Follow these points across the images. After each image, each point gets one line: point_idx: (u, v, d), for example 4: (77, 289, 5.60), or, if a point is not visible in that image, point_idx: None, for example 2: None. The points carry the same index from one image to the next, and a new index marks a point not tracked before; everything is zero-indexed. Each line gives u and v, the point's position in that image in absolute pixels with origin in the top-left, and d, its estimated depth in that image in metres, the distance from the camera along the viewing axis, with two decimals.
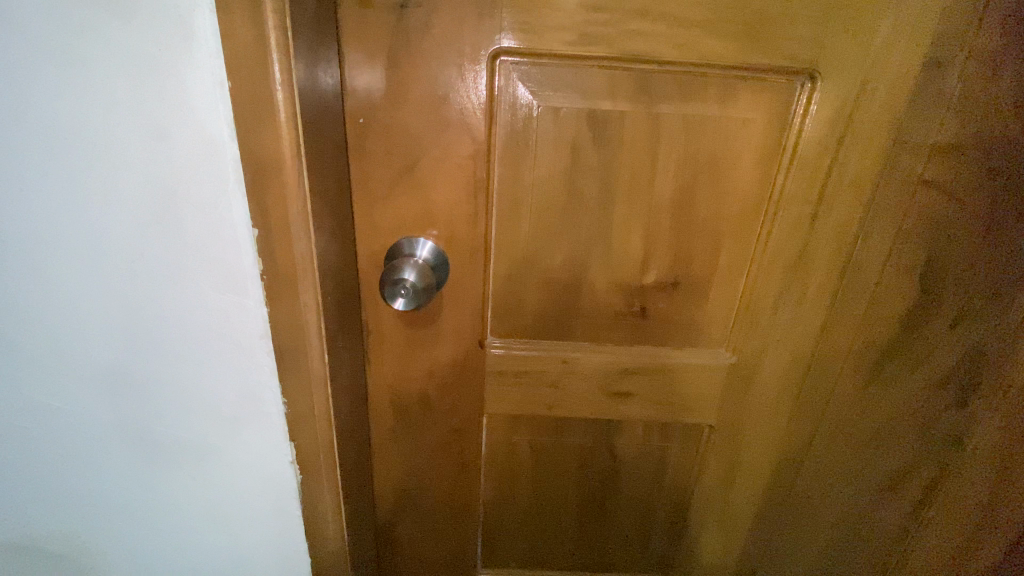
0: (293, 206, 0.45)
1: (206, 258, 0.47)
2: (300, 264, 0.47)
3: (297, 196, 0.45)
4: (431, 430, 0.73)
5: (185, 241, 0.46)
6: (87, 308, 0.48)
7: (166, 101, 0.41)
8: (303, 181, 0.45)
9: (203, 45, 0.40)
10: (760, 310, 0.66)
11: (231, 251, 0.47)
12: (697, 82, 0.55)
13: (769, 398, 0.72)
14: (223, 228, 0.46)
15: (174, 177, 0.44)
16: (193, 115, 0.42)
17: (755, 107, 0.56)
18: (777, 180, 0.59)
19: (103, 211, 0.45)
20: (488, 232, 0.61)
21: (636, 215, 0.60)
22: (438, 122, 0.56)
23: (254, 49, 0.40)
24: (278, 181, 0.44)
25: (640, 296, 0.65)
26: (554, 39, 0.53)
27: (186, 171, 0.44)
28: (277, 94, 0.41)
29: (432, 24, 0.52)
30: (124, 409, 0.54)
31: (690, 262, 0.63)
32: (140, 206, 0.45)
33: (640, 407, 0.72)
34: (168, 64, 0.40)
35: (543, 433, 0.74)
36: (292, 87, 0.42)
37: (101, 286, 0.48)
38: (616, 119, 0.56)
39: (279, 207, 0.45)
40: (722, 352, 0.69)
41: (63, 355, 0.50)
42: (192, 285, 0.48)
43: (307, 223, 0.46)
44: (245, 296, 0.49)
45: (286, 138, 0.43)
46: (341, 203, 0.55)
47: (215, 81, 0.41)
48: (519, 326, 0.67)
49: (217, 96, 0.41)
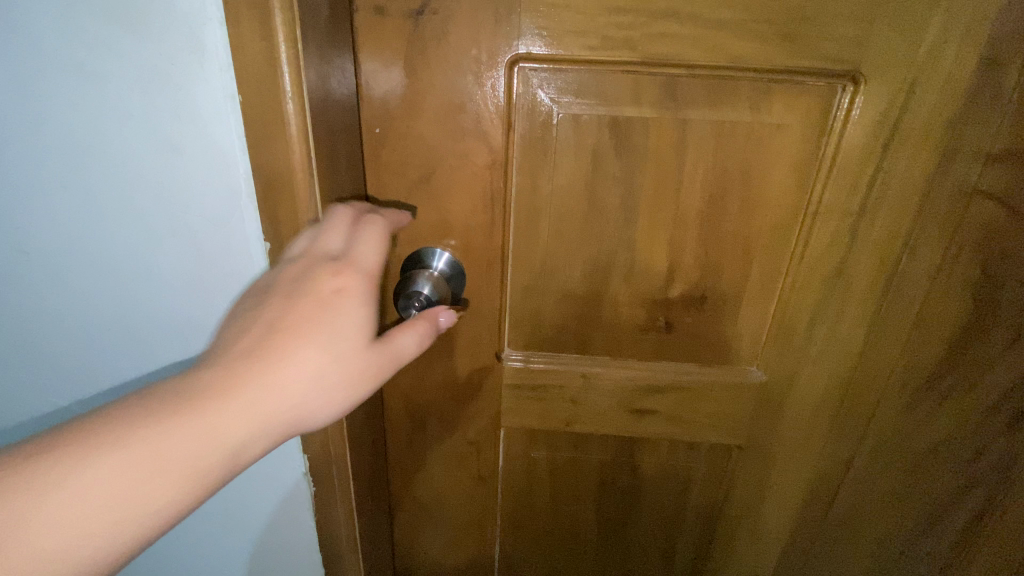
0: (305, 218, 0.44)
1: (219, 270, 0.47)
2: None
3: (308, 207, 0.44)
4: (448, 442, 0.72)
5: (198, 252, 0.46)
6: (104, 320, 0.49)
7: (177, 114, 0.41)
8: (314, 192, 0.44)
9: (214, 58, 0.39)
10: (795, 326, 0.62)
11: (244, 264, 0.46)
12: (728, 86, 0.52)
13: (803, 418, 0.68)
14: (235, 240, 0.45)
15: (187, 191, 0.44)
16: (205, 129, 0.41)
17: (790, 112, 0.52)
18: (815, 189, 0.55)
19: (119, 222, 0.45)
20: (505, 243, 0.59)
21: (662, 225, 0.57)
22: (454, 130, 0.54)
23: (264, 60, 0.39)
24: (290, 195, 0.43)
25: (665, 310, 0.62)
26: (574, 43, 0.50)
27: (200, 183, 0.43)
28: (287, 107, 0.40)
29: (449, 29, 0.50)
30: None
31: (720, 274, 0.60)
32: (154, 218, 0.45)
33: (664, 425, 0.69)
34: (179, 78, 0.40)
35: (563, 449, 0.72)
36: (302, 99, 0.41)
37: (119, 299, 0.48)
38: (640, 125, 0.53)
39: (291, 219, 0.44)
40: (753, 370, 0.65)
41: (86, 362, 0.51)
42: (207, 298, 0.48)
43: None
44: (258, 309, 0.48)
45: (297, 148, 0.42)
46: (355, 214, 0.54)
47: (226, 94, 0.40)
48: (538, 339, 0.65)
49: (229, 109, 0.41)
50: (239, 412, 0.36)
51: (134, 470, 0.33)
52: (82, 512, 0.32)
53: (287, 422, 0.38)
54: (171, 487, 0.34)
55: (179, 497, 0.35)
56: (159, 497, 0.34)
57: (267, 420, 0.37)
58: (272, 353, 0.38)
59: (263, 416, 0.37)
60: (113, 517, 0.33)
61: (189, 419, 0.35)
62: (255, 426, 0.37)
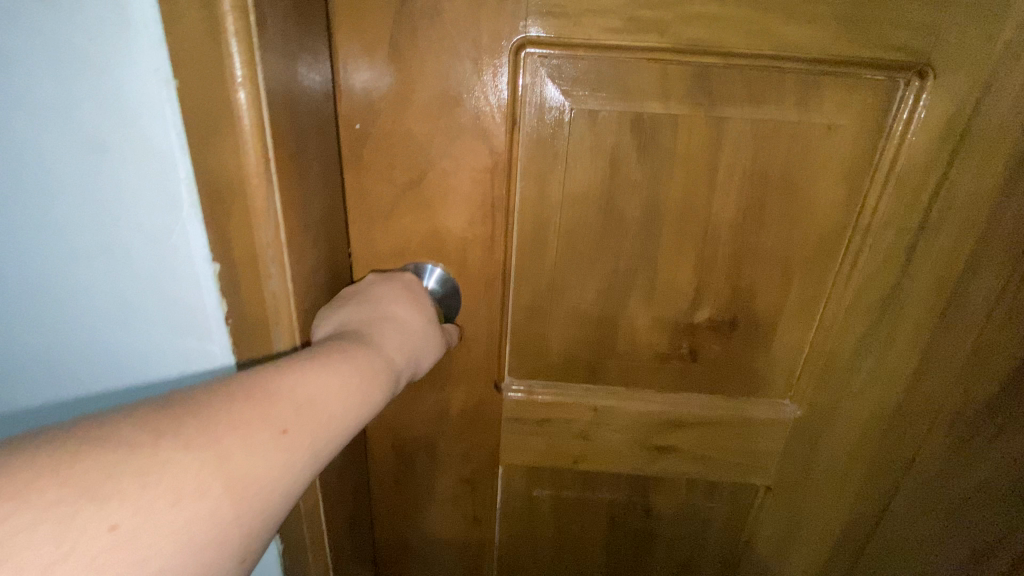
0: (263, 233, 0.36)
1: (163, 296, 0.39)
2: (275, 306, 0.39)
3: (268, 221, 0.36)
4: (439, 480, 0.63)
5: (136, 274, 0.38)
6: (45, 341, 0.43)
7: (98, 101, 0.33)
8: (274, 202, 0.35)
9: (142, 32, 0.31)
10: (837, 356, 0.54)
11: (191, 290, 0.38)
12: (772, 80, 0.44)
13: (839, 457, 0.60)
14: (179, 261, 0.37)
15: (118, 200, 0.36)
16: (135, 124, 0.33)
17: (844, 111, 0.45)
18: (868, 203, 0.47)
19: (47, 234, 0.38)
20: (507, 259, 0.51)
21: (689, 239, 0.50)
22: (448, 129, 0.46)
23: (206, 37, 0.31)
24: (244, 206, 0.35)
25: (690, 337, 0.54)
26: (593, 25, 0.42)
27: (132, 191, 0.35)
28: (237, 96, 0.32)
29: (442, 7, 0.42)
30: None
31: (754, 296, 0.52)
32: (84, 230, 0.37)
33: (684, 464, 0.61)
34: (99, 56, 0.32)
35: (569, 488, 0.64)
36: (256, 86, 0.32)
37: (54, 318, 0.42)
38: (667, 124, 0.45)
39: (246, 236, 0.36)
40: (785, 404, 0.57)
41: (31, 382, 0.46)
42: (151, 322, 0.40)
43: (282, 255, 0.37)
44: (211, 338, 0.40)
45: (251, 150, 0.33)
46: (331, 226, 0.46)
47: (160, 78, 0.32)
48: (543, 368, 0.57)
49: (164, 97, 0.32)
50: (387, 359, 0.38)
51: (332, 399, 0.33)
52: (289, 435, 0.30)
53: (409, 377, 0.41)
54: (349, 420, 0.34)
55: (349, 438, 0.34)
56: (345, 428, 0.33)
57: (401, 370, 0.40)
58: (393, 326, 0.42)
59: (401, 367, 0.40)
60: (310, 447, 0.31)
61: (359, 359, 0.36)
62: (394, 374, 0.39)
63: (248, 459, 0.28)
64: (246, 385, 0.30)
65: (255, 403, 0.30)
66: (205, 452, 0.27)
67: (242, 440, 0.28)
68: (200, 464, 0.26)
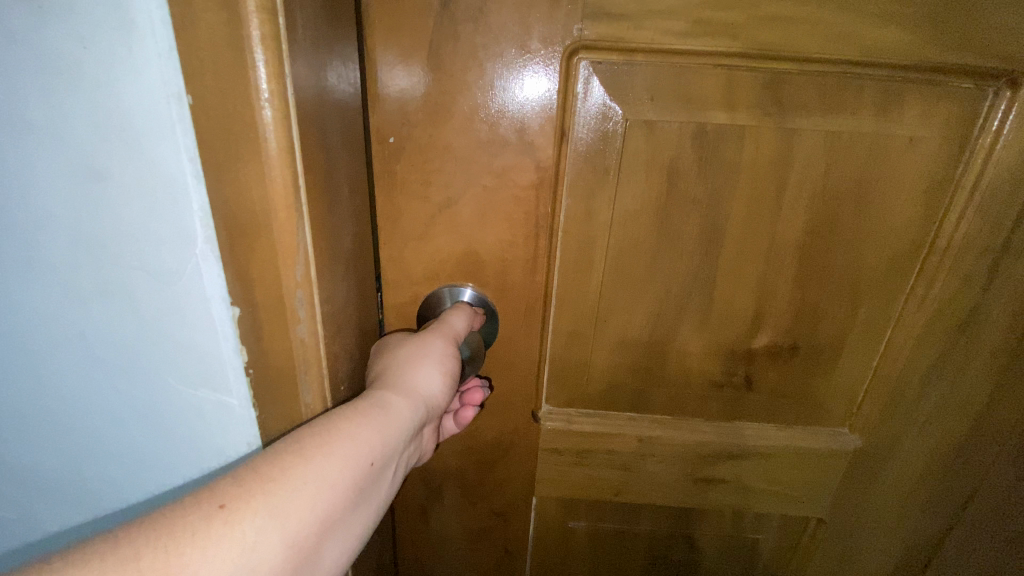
0: (291, 273, 0.33)
1: (168, 330, 0.36)
2: (301, 351, 0.36)
3: (298, 260, 0.33)
4: (468, 513, 0.59)
5: (139, 306, 0.35)
6: (33, 371, 0.40)
7: (101, 125, 0.30)
8: (304, 237, 0.32)
9: (148, 41, 0.28)
10: (905, 386, 0.50)
11: (200, 324, 0.36)
12: (847, 88, 0.40)
13: (897, 493, 0.56)
14: (187, 293, 0.35)
15: (120, 226, 0.33)
16: (140, 145, 0.30)
17: (926, 122, 0.41)
18: (946, 222, 0.44)
19: (37, 259, 0.35)
20: (550, 281, 0.47)
21: (749, 260, 0.46)
22: (490, 142, 0.42)
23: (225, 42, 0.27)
24: (270, 234, 0.32)
25: (745, 363, 0.50)
26: (656, 27, 0.38)
27: (137, 218, 0.32)
28: (262, 113, 0.28)
29: (489, 8, 0.37)
30: (96, 488, 0.46)
31: (817, 320, 0.48)
32: (79, 258, 0.34)
33: (732, 496, 0.58)
34: (100, 70, 0.28)
35: (607, 519, 0.61)
36: (285, 100, 0.28)
37: (51, 358, 0.39)
38: (732, 136, 0.41)
39: (270, 269, 0.33)
40: (846, 434, 0.54)
41: (12, 415, 0.42)
42: (160, 365, 0.38)
43: (312, 296, 0.34)
44: (226, 386, 0.38)
45: (276, 173, 0.30)
46: (360, 248, 0.42)
47: (170, 93, 0.29)
48: (584, 396, 0.53)
49: (175, 116, 0.29)
50: (357, 403, 0.36)
51: (280, 454, 0.31)
52: (229, 510, 0.28)
53: (404, 400, 0.38)
54: (314, 468, 0.31)
55: (329, 489, 0.31)
56: (304, 485, 0.30)
57: (386, 410, 0.36)
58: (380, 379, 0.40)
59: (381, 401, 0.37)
60: (256, 516, 0.28)
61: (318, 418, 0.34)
62: (373, 409, 0.36)
63: (181, 549, 0.26)
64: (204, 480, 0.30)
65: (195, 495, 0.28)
66: (110, 560, 0.24)
67: (169, 533, 0.26)
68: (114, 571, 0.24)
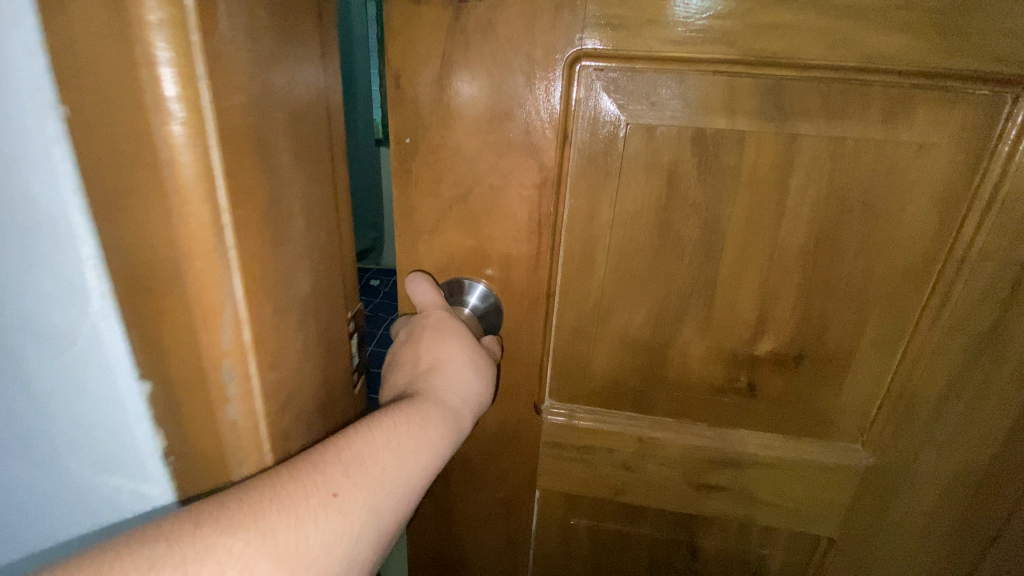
0: (217, 338, 0.31)
1: (68, 347, 0.36)
2: (240, 428, 0.35)
3: (224, 322, 0.31)
4: (473, 499, 0.62)
5: (40, 319, 0.35)
6: None
7: None
8: (232, 292, 0.30)
9: (18, 46, 0.27)
10: (919, 404, 0.48)
11: (92, 344, 0.35)
12: (852, 94, 0.40)
13: (918, 521, 0.53)
14: (80, 313, 0.34)
15: (16, 237, 0.33)
16: (22, 158, 0.30)
17: (938, 130, 0.40)
18: (963, 234, 0.42)
19: None
20: (552, 278, 0.49)
21: (752, 264, 0.46)
22: (497, 143, 0.44)
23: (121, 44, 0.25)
24: (190, 271, 0.29)
25: (749, 369, 0.50)
26: (653, 36, 0.40)
27: (29, 230, 0.32)
28: (171, 132, 0.26)
29: (496, 20, 0.40)
30: (14, 535, 0.48)
31: (823, 330, 0.47)
32: None
33: (736, 505, 0.57)
34: None
35: (609, 518, 0.61)
36: (202, 118, 0.26)
37: None
38: (732, 141, 0.42)
39: (191, 311, 0.31)
40: (857, 450, 0.52)
41: None
42: (66, 397, 0.38)
43: (245, 359, 0.32)
44: (138, 467, 0.40)
45: (197, 201, 0.28)
46: (329, 270, 0.40)
47: (44, 103, 0.28)
48: (586, 393, 0.55)
49: (51, 133, 0.29)
50: (423, 404, 0.40)
51: (377, 448, 0.35)
52: (341, 497, 0.32)
53: (466, 410, 0.43)
54: (405, 461, 0.36)
55: (410, 483, 0.36)
56: (400, 480, 0.35)
57: (453, 415, 0.42)
58: (440, 374, 0.43)
59: (443, 403, 0.41)
60: (365, 505, 0.33)
61: (391, 414, 0.38)
62: (445, 413, 0.41)
63: (299, 529, 0.30)
64: (300, 459, 0.33)
65: (293, 477, 0.31)
66: (248, 535, 0.28)
67: (292, 511, 0.30)
68: (246, 543, 0.28)
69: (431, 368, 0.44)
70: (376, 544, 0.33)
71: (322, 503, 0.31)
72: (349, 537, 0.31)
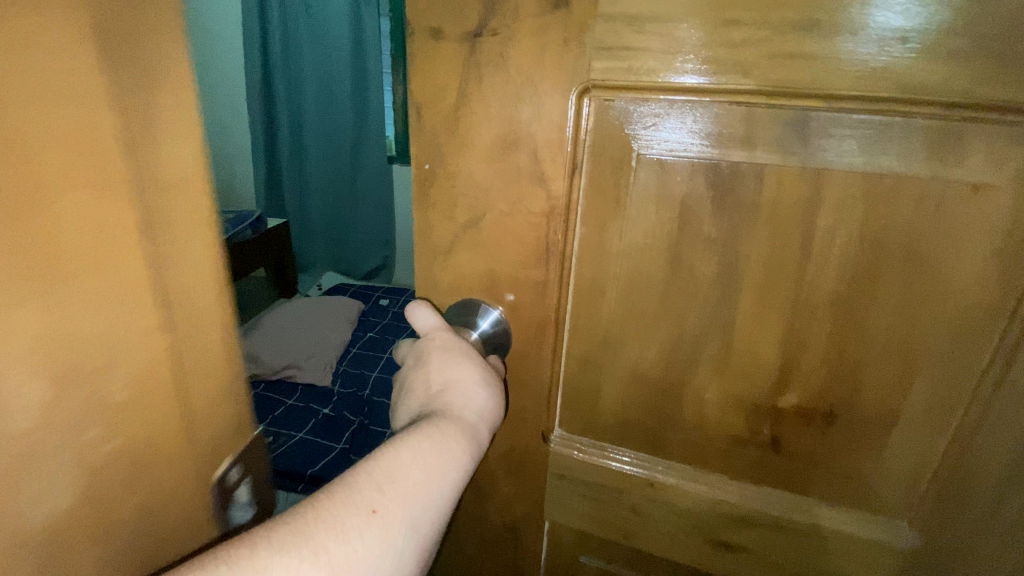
0: None
1: None
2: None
3: None
4: (481, 521, 0.61)
5: None
6: None
7: None
8: None
9: None
10: (974, 485, 0.41)
11: None
12: (890, 126, 0.36)
13: None
14: None
15: None
16: None
17: (998, 168, 0.34)
18: None
19: None
20: (561, 305, 0.49)
21: (774, 308, 0.42)
22: (508, 170, 0.45)
23: None
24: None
25: (772, 421, 0.46)
26: (664, 66, 0.39)
27: None
28: None
29: (508, 52, 0.41)
30: None
31: (859, 386, 0.42)
32: None
33: (758, 570, 0.52)
34: None
35: (620, 561, 0.59)
36: None
37: None
38: (750, 175, 0.40)
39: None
40: (903, 530, 0.45)
41: None
42: None
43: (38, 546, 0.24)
44: None
45: None
46: (153, 433, 0.30)
47: None
48: (595, 426, 0.53)
49: None
50: (444, 422, 0.42)
51: (408, 464, 0.38)
52: (380, 511, 0.35)
53: (484, 424, 0.45)
54: (435, 474, 0.39)
55: (440, 492, 0.39)
56: (432, 490, 0.38)
57: (472, 429, 0.44)
58: (455, 392, 0.45)
59: (459, 420, 0.44)
60: (404, 515, 0.36)
61: (414, 434, 0.41)
62: (467, 428, 0.44)
63: (344, 540, 0.33)
64: (334, 484, 0.36)
65: (331, 501, 0.34)
66: (303, 551, 0.31)
67: (336, 525, 0.33)
68: (302, 561, 0.31)
69: (444, 388, 0.46)
70: (423, 545, 0.37)
71: (364, 518, 0.34)
72: (393, 545, 0.34)
